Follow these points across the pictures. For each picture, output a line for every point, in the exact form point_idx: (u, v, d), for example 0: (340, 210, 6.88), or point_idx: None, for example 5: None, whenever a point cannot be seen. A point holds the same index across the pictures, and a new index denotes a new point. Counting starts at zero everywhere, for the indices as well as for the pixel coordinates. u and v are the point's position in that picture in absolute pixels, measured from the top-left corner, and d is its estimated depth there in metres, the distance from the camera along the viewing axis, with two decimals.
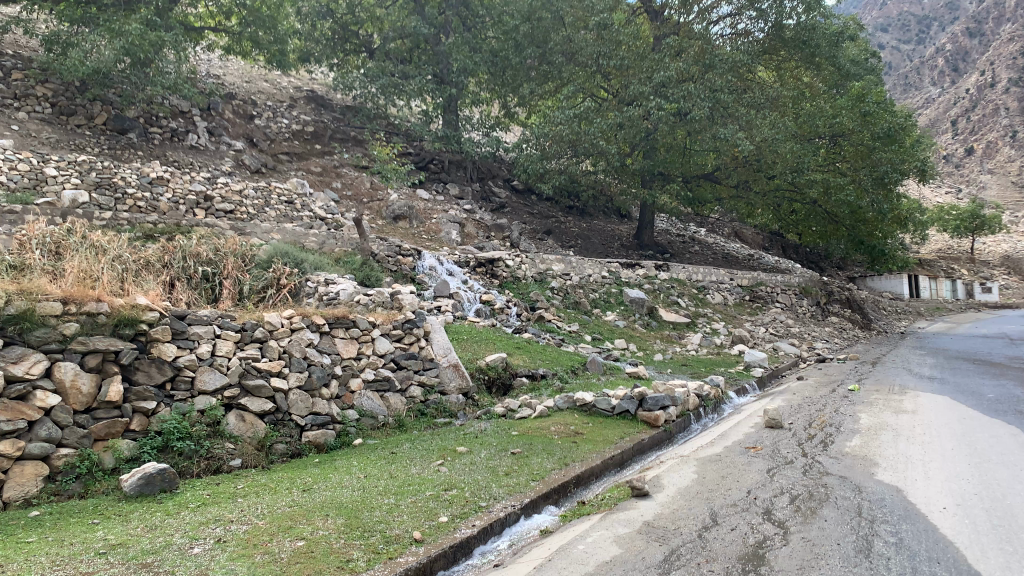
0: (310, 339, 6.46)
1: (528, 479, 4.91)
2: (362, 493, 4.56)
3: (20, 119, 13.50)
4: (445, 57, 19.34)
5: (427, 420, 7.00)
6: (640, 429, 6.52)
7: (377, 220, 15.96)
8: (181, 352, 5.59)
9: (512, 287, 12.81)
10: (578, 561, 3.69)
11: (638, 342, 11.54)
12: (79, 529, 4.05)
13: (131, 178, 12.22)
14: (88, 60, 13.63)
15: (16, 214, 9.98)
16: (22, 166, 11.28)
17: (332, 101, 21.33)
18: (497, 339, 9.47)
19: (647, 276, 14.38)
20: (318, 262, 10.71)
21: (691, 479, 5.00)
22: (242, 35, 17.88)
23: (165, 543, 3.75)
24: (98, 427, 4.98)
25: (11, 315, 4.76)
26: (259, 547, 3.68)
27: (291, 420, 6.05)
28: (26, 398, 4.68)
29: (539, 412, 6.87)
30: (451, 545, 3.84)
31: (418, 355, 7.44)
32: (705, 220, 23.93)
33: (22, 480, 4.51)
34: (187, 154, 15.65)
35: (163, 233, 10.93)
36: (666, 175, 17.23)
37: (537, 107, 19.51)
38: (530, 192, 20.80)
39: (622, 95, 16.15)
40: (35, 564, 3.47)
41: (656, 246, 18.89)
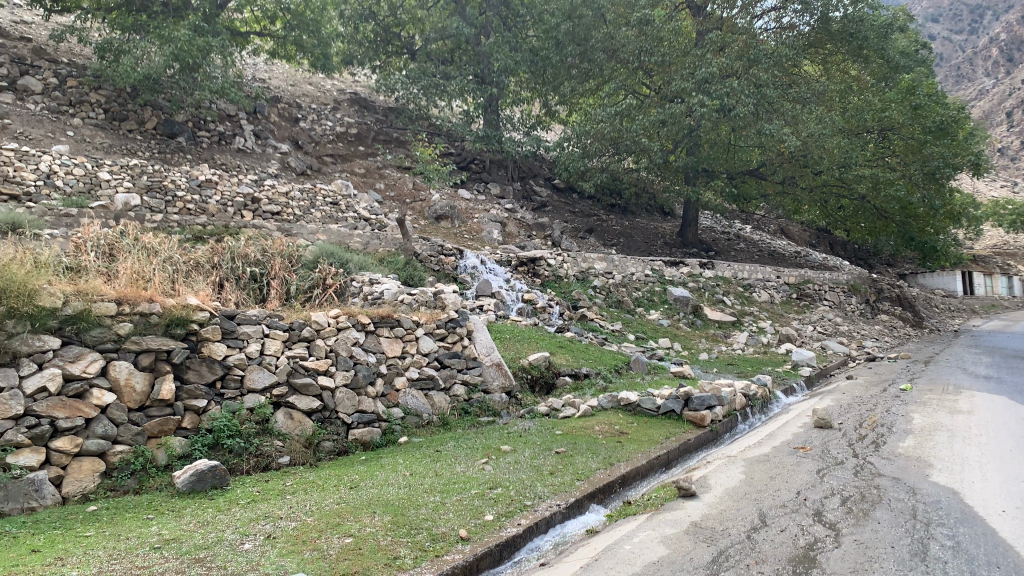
0: (355, 338, 6.53)
1: (573, 479, 4.89)
2: (408, 491, 4.60)
3: (75, 125, 13.89)
4: (486, 57, 19.39)
5: (471, 419, 7.03)
6: (685, 430, 6.46)
7: (420, 221, 16.07)
8: (231, 351, 5.69)
9: (554, 286, 12.81)
10: (625, 561, 3.67)
11: (682, 341, 11.43)
12: (134, 524, 4.16)
13: (181, 181, 12.50)
14: (140, 66, 13.98)
15: (72, 218, 10.29)
16: (77, 171, 11.57)
17: (375, 103, 21.53)
18: (540, 338, 9.44)
19: (691, 274, 14.24)
20: (363, 262, 10.84)
21: (738, 480, 4.93)
22: (287, 39, 18.16)
23: (217, 538, 3.83)
24: (151, 424, 5.11)
25: (69, 315, 4.91)
26: (309, 544, 3.73)
27: (337, 418, 6.12)
28: (83, 396, 4.84)
29: (583, 412, 6.83)
30: (498, 544, 3.85)
31: (462, 354, 7.46)
32: (749, 218, 23.58)
33: (79, 476, 4.67)
34: (235, 156, 15.96)
35: (212, 235, 11.17)
36: (711, 172, 17.02)
37: (578, 105, 19.44)
38: (571, 190, 20.74)
39: (665, 91, 16.01)
40: (93, 558, 3.56)
41: (700, 243, 18.68)
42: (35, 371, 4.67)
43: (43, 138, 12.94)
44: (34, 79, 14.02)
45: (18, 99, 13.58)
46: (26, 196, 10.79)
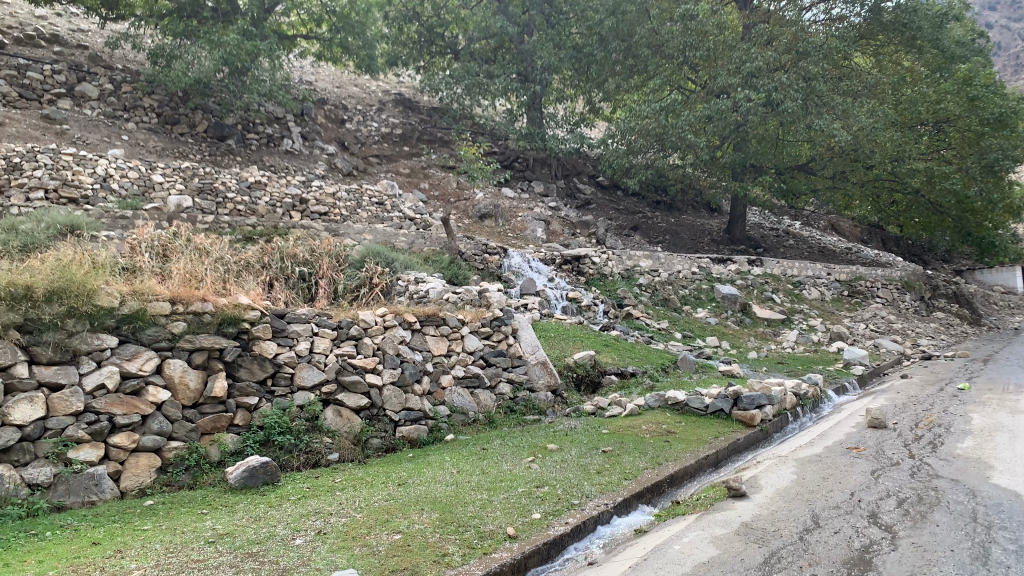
0: (402, 337, 6.58)
1: (621, 479, 4.86)
2: (455, 488, 4.62)
3: (129, 129, 14.28)
4: (529, 55, 19.37)
5: (517, 417, 7.02)
6: (735, 429, 6.37)
7: (464, 220, 16.13)
8: (281, 349, 5.77)
9: (598, 284, 12.79)
10: (675, 561, 3.63)
11: (730, 340, 11.27)
12: (189, 518, 4.25)
13: (231, 183, 12.74)
14: (190, 71, 14.30)
15: (127, 220, 10.58)
16: (132, 174, 11.87)
17: (419, 103, 21.71)
18: (585, 336, 9.41)
19: (739, 271, 14.05)
20: (409, 262, 10.92)
21: (790, 480, 4.85)
22: (332, 42, 18.43)
23: (270, 534, 3.89)
24: (204, 421, 5.22)
25: (125, 315, 5.05)
26: (358, 540, 3.77)
27: (385, 415, 6.18)
28: (139, 394, 4.97)
29: (629, 411, 6.79)
30: (546, 542, 3.84)
31: (507, 353, 7.47)
32: (799, 214, 23.15)
33: (137, 471, 4.82)
34: (283, 158, 16.25)
35: (262, 236, 11.39)
36: (759, 168, 16.72)
37: (622, 101, 19.29)
38: (616, 187, 20.60)
39: (711, 87, 15.82)
40: (152, 551, 3.65)
41: (748, 240, 18.40)
42: (94, 368, 4.83)
43: (99, 142, 13.32)
44: (90, 85, 14.42)
45: (75, 105, 14.03)
46: (84, 199, 11.14)
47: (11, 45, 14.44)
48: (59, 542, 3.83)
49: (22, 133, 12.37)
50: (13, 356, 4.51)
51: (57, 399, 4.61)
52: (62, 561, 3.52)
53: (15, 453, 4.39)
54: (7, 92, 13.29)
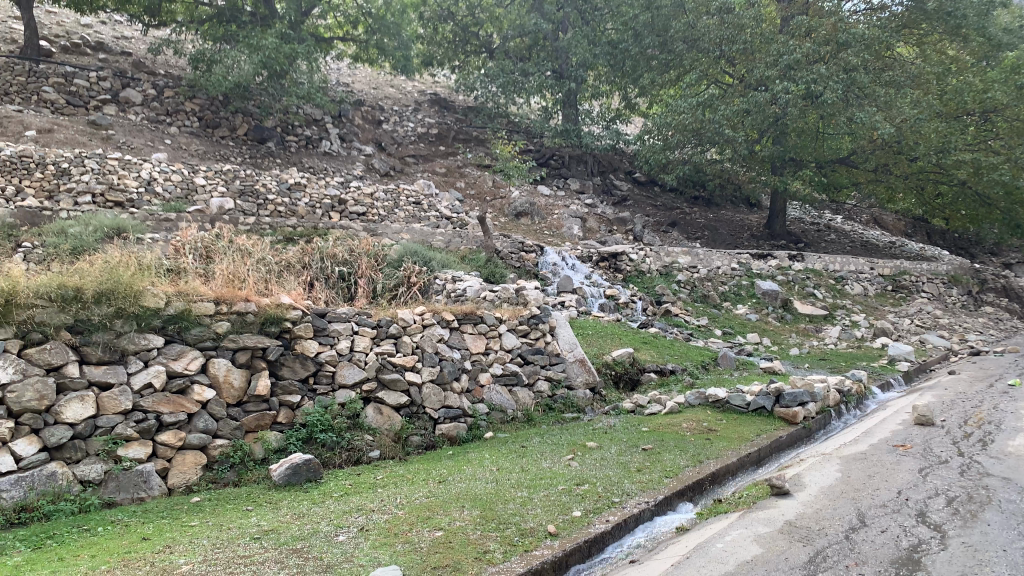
0: (441, 335, 6.61)
1: (661, 476, 4.84)
2: (495, 486, 4.63)
3: (172, 133, 14.58)
4: (564, 52, 19.29)
5: (556, 415, 7.02)
6: (777, 427, 6.28)
7: (500, 218, 16.16)
8: (322, 348, 5.83)
9: (636, 281, 12.75)
10: (718, 560, 3.59)
11: (772, 336, 11.13)
12: (235, 515, 4.33)
13: (272, 184, 12.92)
14: (231, 75, 14.52)
15: (171, 222, 10.81)
16: (175, 177, 12.10)
17: (455, 103, 21.79)
18: (624, 334, 9.38)
19: (779, 267, 13.84)
20: (446, 260, 10.98)
21: (835, 478, 4.77)
22: (369, 43, 18.58)
23: (313, 530, 3.94)
24: (248, 419, 5.31)
25: (171, 315, 5.16)
26: (401, 537, 3.80)
27: (425, 412, 6.22)
28: (185, 392, 5.08)
29: (670, 408, 6.74)
30: (587, 540, 3.83)
31: (545, 351, 7.45)
32: (840, 208, 22.75)
33: (184, 468, 4.93)
34: (321, 160, 16.45)
35: (302, 236, 11.54)
36: (799, 162, 16.46)
37: (659, 97, 19.11)
38: (653, 183, 20.44)
39: (748, 80, 15.64)
40: (199, 546, 3.73)
41: (789, 234, 18.14)
42: (142, 368, 4.95)
43: (143, 146, 13.60)
44: (134, 91, 14.74)
45: (120, 111, 14.36)
46: (130, 202, 11.40)
47: (59, 54, 14.88)
48: (110, 538, 3.93)
49: (70, 138, 12.70)
50: (64, 356, 4.65)
51: (107, 398, 4.74)
52: (114, 556, 3.61)
53: (67, 450, 4.53)
54: (55, 99, 13.69)
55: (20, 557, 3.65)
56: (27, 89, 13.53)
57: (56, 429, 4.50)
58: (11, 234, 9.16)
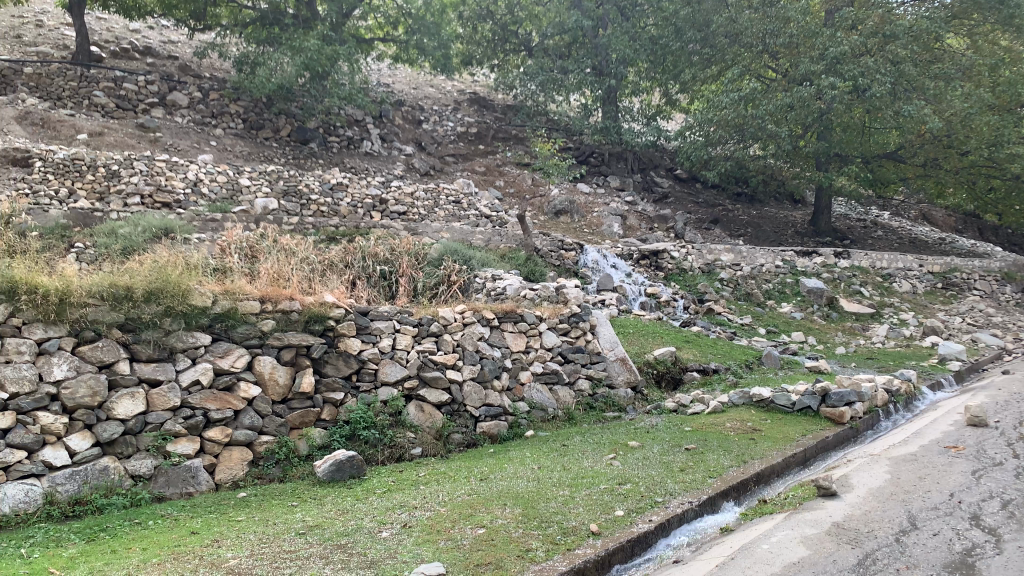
0: (481, 333, 6.61)
1: (705, 476, 4.79)
2: (536, 485, 4.62)
3: (217, 135, 14.86)
4: (604, 48, 18.98)
5: (597, 413, 6.99)
6: (824, 427, 6.15)
7: (539, 217, 16.16)
8: (365, 346, 5.87)
9: (678, 279, 12.71)
10: (764, 561, 3.54)
11: (816, 335, 10.95)
12: (280, 510, 4.40)
13: (314, 185, 13.07)
14: (274, 77, 14.71)
15: (217, 222, 11.04)
16: (221, 178, 12.30)
17: (494, 101, 21.83)
18: (666, 332, 9.31)
19: (825, 264, 13.57)
20: (486, 259, 11.02)
21: (884, 480, 4.67)
22: (409, 44, 18.67)
23: (357, 526, 3.98)
24: (293, 416, 5.39)
25: (218, 314, 5.25)
26: (443, 534, 3.82)
27: (466, 410, 6.25)
28: (231, 389, 5.17)
29: (713, 408, 6.68)
30: (629, 540, 3.80)
31: (586, 349, 7.41)
32: (887, 203, 22.26)
33: (230, 464, 5.02)
34: (362, 160, 16.64)
35: (345, 236, 11.66)
36: (845, 156, 16.13)
37: (700, 92, 18.89)
38: (694, 180, 20.23)
39: (792, 75, 15.36)
40: (246, 541, 3.79)
41: (835, 231, 17.80)
42: (190, 365, 5.05)
43: (190, 148, 13.89)
44: (181, 94, 15.05)
45: (167, 114, 14.70)
46: (177, 203, 11.65)
47: (108, 59, 15.28)
48: (160, 531, 4.02)
49: (119, 141, 13.04)
50: (115, 354, 4.77)
51: (156, 395, 4.85)
52: (164, 550, 3.68)
53: (119, 446, 4.65)
54: (105, 103, 14.04)
55: (75, 549, 3.75)
56: (78, 94, 13.92)
57: (108, 425, 4.63)
58: (65, 235, 9.43)
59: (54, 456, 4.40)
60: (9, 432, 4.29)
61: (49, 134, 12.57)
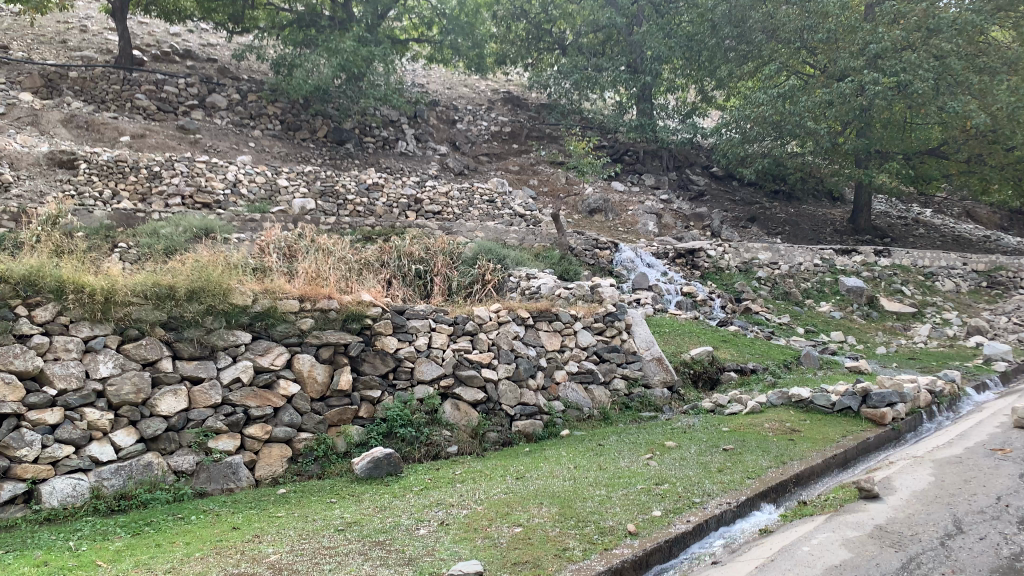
0: (516, 332, 6.62)
1: (744, 477, 4.74)
2: (573, 484, 4.62)
3: (256, 136, 15.11)
4: (639, 46, 18.90)
5: (633, 413, 6.95)
6: (865, 428, 6.06)
7: (574, 215, 16.15)
8: (401, 344, 5.91)
9: (714, 278, 12.64)
10: (805, 564, 3.50)
11: (856, 334, 10.78)
12: (320, 507, 4.45)
13: (351, 185, 13.18)
14: (311, 78, 14.88)
15: (256, 222, 11.21)
16: (260, 179, 12.48)
17: (528, 100, 21.84)
18: (703, 332, 9.24)
19: (865, 263, 13.32)
20: (520, 258, 11.05)
21: (928, 482, 4.58)
22: (443, 44, 18.74)
23: (395, 523, 4.01)
24: (331, 414, 5.45)
25: (258, 313, 5.33)
26: (480, 532, 3.84)
27: (501, 409, 6.26)
28: (271, 387, 5.24)
29: (751, 408, 6.61)
30: (667, 540, 3.78)
31: (621, 348, 7.37)
32: (929, 201, 21.78)
33: (270, 461, 5.10)
34: (398, 160, 16.78)
35: (380, 235, 11.75)
36: (885, 153, 15.84)
37: (736, 89, 18.69)
38: (730, 178, 20.03)
39: (831, 70, 15.14)
40: (286, 537, 3.84)
41: (875, 229, 17.48)
42: (230, 363, 5.12)
43: (229, 150, 14.14)
44: (220, 96, 15.32)
45: (207, 115, 14.96)
46: (217, 204, 11.84)
47: (150, 62, 15.59)
48: (203, 526, 4.09)
49: (161, 142, 13.30)
50: (159, 352, 4.87)
51: (198, 392, 4.94)
52: (207, 544, 3.75)
53: (162, 442, 4.75)
54: (147, 106, 14.34)
55: (122, 542, 3.83)
56: (121, 97, 14.21)
57: (151, 422, 4.73)
58: (109, 235, 9.63)
59: (100, 451, 4.51)
60: (57, 427, 4.41)
61: (93, 136, 12.84)
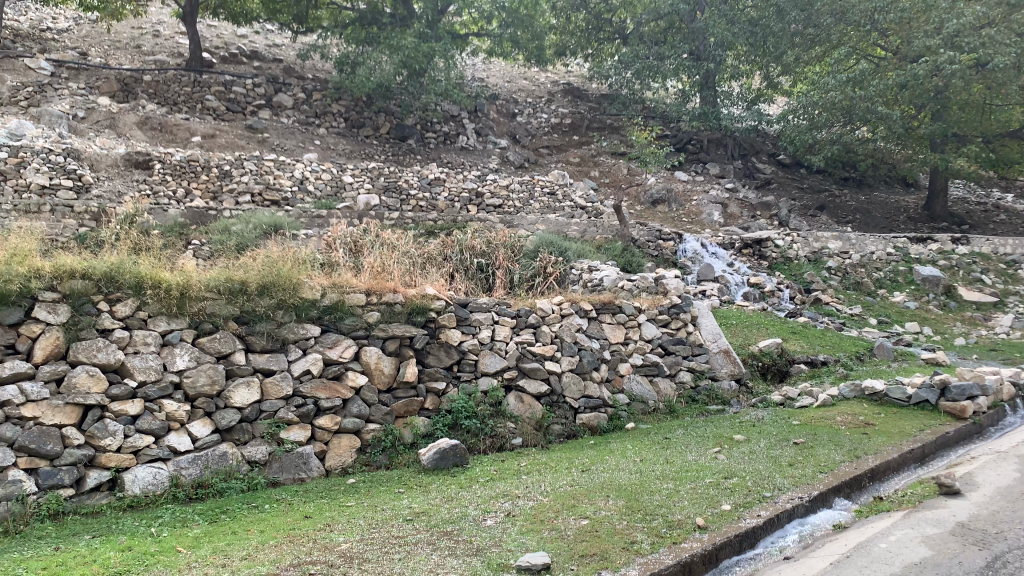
0: (579, 324, 6.59)
1: (816, 471, 4.63)
2: (640, 477, 4.58)
3: (320, 134, 15.41)
4: (702, 33, 18.54)
5: (700, 407, 6.85)
6: (944, 422, 5.85)
7: (636, 206, 16.06)
8: (465, 337, 5.95)
9: (783, 268, 12.41)
10: (883, 560, 3.41)
11: (933, 325, 10.40)
12: (388, 496, 4.52)
13: (413, 180, 13.34)
14: (373, 76, 15.13)
15: (323, 219, 11.45)
16: (325, 176, 12.71)
17: (588, 91, 21.70)
18: (770, 324, 9.03)
19: (942, 250, 12.78)
20: (582, 250, 11.03)
21: (1013, 479, 4.39)
22: (502, 37, 18.80)
23: (462, 514, 4.05)
24: (398, 405, 5.52)
25: (327, 306, 5.43)
26: (547, 523, 3.84)
27: (565, 401, 6.25)
28: (340, 378, 5.34)
29: (822, 401, 6.46)
30: (738, 534, 3.72)
31: (687, 341, 7.24)
32: (1010, 185, 20.83)
33: (340, 451, 5.20)
34: (459, 154, 16.88)
35: (443, 229, 11.84)
36: (962, 137, 15.19)
37: (804, 74, 18.19)
38: (798, 165, 19.56)
39: (905, 52, 14.61)
40: (357, 526, 3.92)
41: (952, 216, 16.82)
42: (301, 355, 5.24)
43: (296, 148, 14.46)
44: (286, 95, 15.70)
45: (274, 115, 15.36)
46: (285, 201, 12.13)
47: (219, 64, 16.04)
48: (277, 514, 4.20)
49: (231, 142, 13.69)
50: (232, 345, 5.01)
51: (270, 383, 5.07)
52: (281, 532, 3.85)
53: (236, 432, 4.90)
54: (217, 107, 14.77)
55: (200, 529, 3.97)
56: (193, 99, 14.66)
57: (226, 413, 4.88)
58: (183, 232, 9.94)
59: (178, 441, 4.68)
60: (138, 418, 4.59)
61: (166, 137, 13.28)
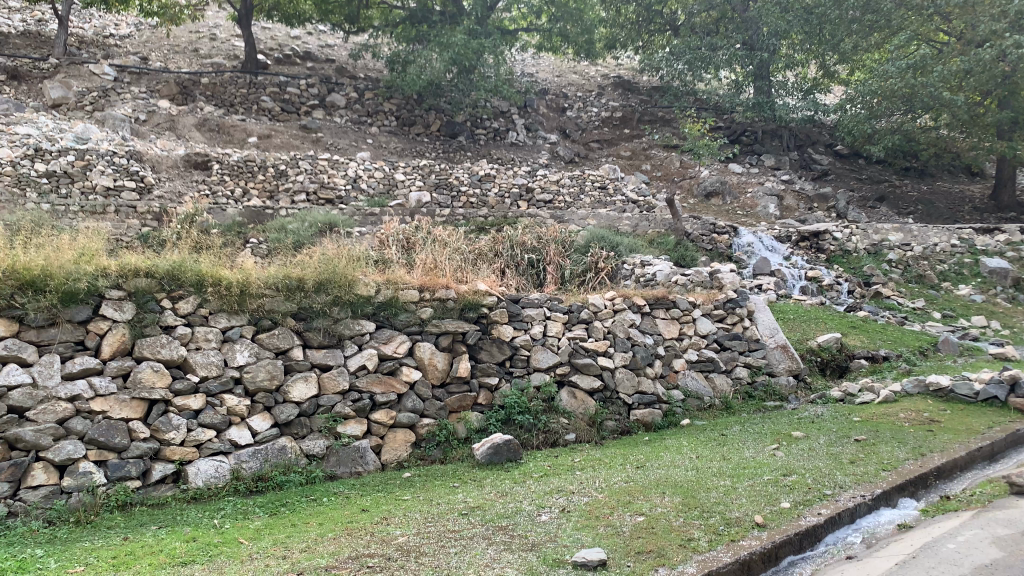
0: (633, 320, 6.53)
1: (878, 469, 4.51)
2: (696, 474, 4.53)
3: (372, 133, 15.61)
4: (755, 22, 18.21)
5: (756, 403, 6.74)
6: (1014, 420, 5.65)
7: (688, 199, 15.89)
8: (517, 333, 5.95)
9: (841, 261, 12.12)
10: (952, 561, 3.30)
11: (1001, 319, 10.03)
12: (443, 491, 4.56)
13: (464, 176, 13.38)
14: (424, 74, 15.24)
15: (376, 216, 11.61)
16: (378, 174, 12.85)
17: (639, 84, 21.50)
18: (829, 318, 8.84)
19: (1010, 241, 12.24)
20: (634, 244, 10.96)
21: None
22: (552, 32, 18.76)
23: (517, 509, 4.06)
24: (452, 400, 5.56)
25: (381, 302, 5.48)
26: (602, 520, 3.82)
27: (619, 397, 6.22)
28: (394, 373, 5.40)
29: (884, 397, 6.29)
30: (798, 533, 3.65)
31: (743, 336, 7.12)
32: None
33: (395, 445, 5.27)
34: (509, 150, 16.88)
35: (494, 225, 11.84)
36: None
37: (862, 62, 17.72)
38: (857, 156, 19.07)
39: (969, 36, 14.16)
40: (413, 520, 3.96)
41: (1020, 206, 16.17)
42: (356, 351, 5.32)
43: (348, 147, 14.66)
44: (339, 95, 15.94)
45: (327, 114, 15.60)
46: (338, 199, 12.30)
47: (274, 66, 16.37)
48: (335, 508, 4.26)
49: (285, 143, 13.95)
50: (290, 341, 5.11)
51: (327, 379, 5.15)
52: (339, 525, 3.90)
53: (295, 427, 5.00)
54: (272, 107, 15.07)
55: (261, 522, 4.05)
56: (248, 100, 14.98)
57: (284, 407, 4.98)
58: (241, 231, 10.15)
59: (239, 435, 4.79)
60: (200, 412, 4.71)
61: (224, 138, 13.61)
